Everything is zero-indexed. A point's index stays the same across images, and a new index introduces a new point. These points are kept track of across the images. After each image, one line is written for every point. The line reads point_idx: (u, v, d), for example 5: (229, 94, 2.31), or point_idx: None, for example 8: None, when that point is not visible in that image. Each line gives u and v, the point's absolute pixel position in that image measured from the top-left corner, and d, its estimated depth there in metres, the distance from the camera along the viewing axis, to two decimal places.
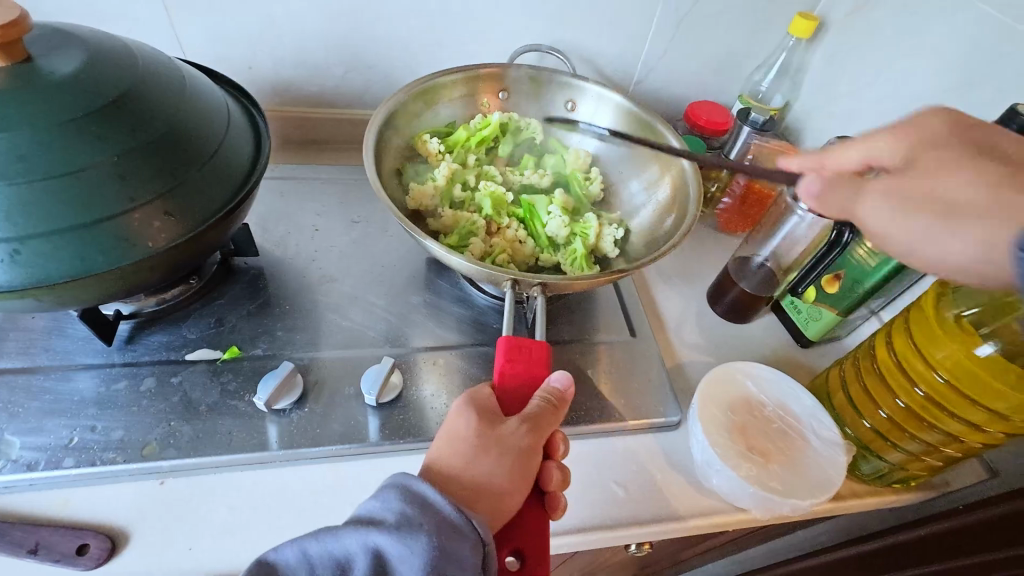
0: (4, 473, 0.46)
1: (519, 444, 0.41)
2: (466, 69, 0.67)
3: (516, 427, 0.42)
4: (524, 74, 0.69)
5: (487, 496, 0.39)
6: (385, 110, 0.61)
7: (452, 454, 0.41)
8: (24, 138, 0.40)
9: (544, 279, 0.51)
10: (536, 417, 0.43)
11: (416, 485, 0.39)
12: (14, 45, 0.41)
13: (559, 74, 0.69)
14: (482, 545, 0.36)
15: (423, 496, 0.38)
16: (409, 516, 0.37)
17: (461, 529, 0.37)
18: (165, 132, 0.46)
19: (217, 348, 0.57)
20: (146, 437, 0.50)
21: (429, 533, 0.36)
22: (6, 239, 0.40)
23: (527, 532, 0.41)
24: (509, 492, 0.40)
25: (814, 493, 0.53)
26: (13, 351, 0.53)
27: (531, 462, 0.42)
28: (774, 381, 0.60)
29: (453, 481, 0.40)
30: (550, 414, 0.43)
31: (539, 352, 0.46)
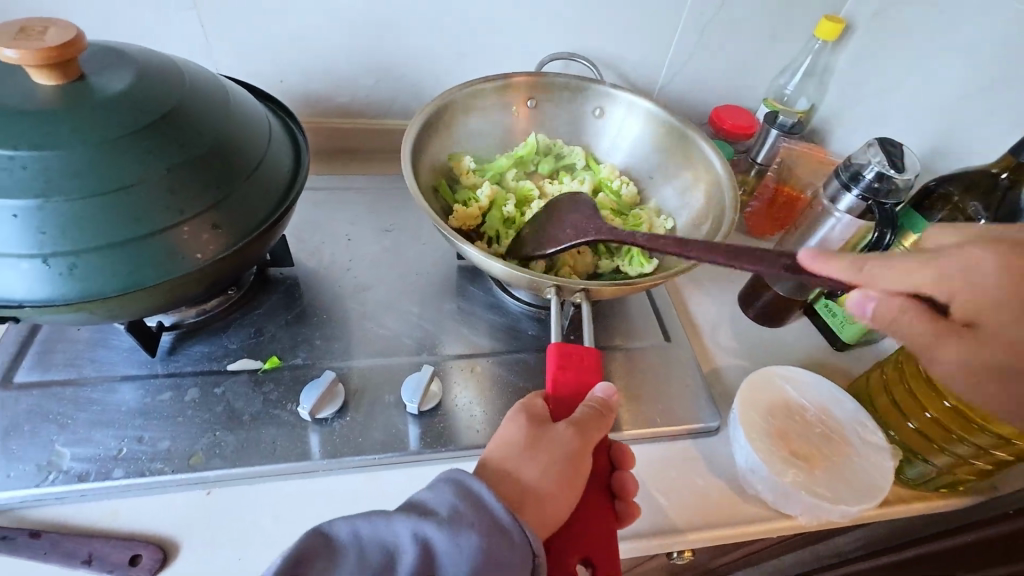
0: (55, 484, 0.47)
1: (566, 447, 0.41)
2: (497, 79, 0.67)
3: (564, 430, 0.42)
4: (553, 84, 0.70)
5: (535, 501, 0.39)
6: (420, 123, 0.62)
7: (501, 460, 0.41)
8: (81, 155, 0.41)
9: (586, 285, 0.51)
10: (583, 421, 0.42)
11: (471, 482, 0.39)
12: (70, 65, 0.42)
13: (588, 82, 0.69)
14: (530, 556, 0.36)
15: (478, 495, 0.38)
16: (462, 513, 0.37)
17: (511, 533, 0.36)
18: (213, 147, 0.47)
19: (257, 357, 0.58)
20: (192, 447, 0.50)
21: (480, 532, 0.36)
22: (64, 253, 0.41)
23: (584, 540, 0.40)
24: (557, 497, 0.39)
25: (862, 498, 0.52)
26: (60, 363, 0.54)
27: (579, 467, 0.41)
28: (817, 386, 0.60)
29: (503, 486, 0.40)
30: (597, 420, 0.43)
31: (591, 359, 0.47)
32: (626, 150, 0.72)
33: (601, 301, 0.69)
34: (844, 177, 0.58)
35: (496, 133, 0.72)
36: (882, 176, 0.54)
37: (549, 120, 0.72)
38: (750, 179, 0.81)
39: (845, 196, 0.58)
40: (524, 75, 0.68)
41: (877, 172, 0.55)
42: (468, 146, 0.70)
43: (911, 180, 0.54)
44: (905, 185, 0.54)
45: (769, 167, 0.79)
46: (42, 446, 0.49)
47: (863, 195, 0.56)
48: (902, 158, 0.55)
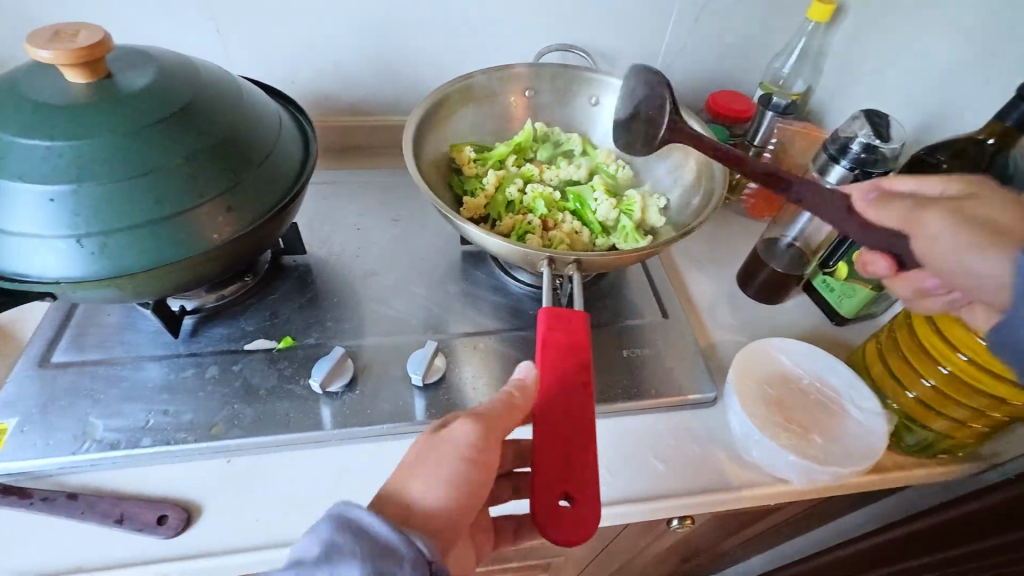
0: (89, 451, 0.50)
1: (463, 452, 0.41)
2: (489, 72, 0.70)
3: (469, 429, 0.42)
4: (544, 74, 0.72)
5: (435, 516, 0.39)
6: (419, 115, 0.64)
7: (396, 476, 0.41)
8: (108, 144, 0.45)
9: (579, 257, 0.53)
10: (489, 415, 0.42)
11: (350, 511, 0.37)
12: (97, 64, 0.46)
13: (576, 70, 0.72)
14: (425, 564, 0.36)
15: (360, 522, 0.36)
16: (346, 549, 0.35)
17: (401, 552, 0.35)
18: (226, 136, 0.50)
19: (272, 337, 0.61)
20: (213, 419, 0.54)
21: (362, 565, 0.34)
22: (94, 234, 0.44)
23: (579, 481, 0.42)
24: (456, 507, 0.40)
25: (856, 461, 0.53)
26: (93, 345, 0.58)
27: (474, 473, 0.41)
28: (812, 356, 0.61)
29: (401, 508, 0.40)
30: (503, 414, 0.43)
31: (579, 321, 0.49)
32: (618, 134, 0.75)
33: (600, 281, 0.71)
34: (832, 149, 0.59)
35: (494, 123, 0.74)
36: (868, 146, 0.56)
37: (543, 109, 0.75)
38: (747, 160, 0.81)
39: (833, 167, 0.59)
40: (521, 66, 0.71)
41: (863, 142, 0.56)
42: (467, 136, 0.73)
43: (897, 148, 0.56)
44: (892, 153, 0.56)
45: (766, 150, 0.80)
46: (78, 419, 0.53)
47: (851, 166, 0.57)
48: (888, 128, 0.57)
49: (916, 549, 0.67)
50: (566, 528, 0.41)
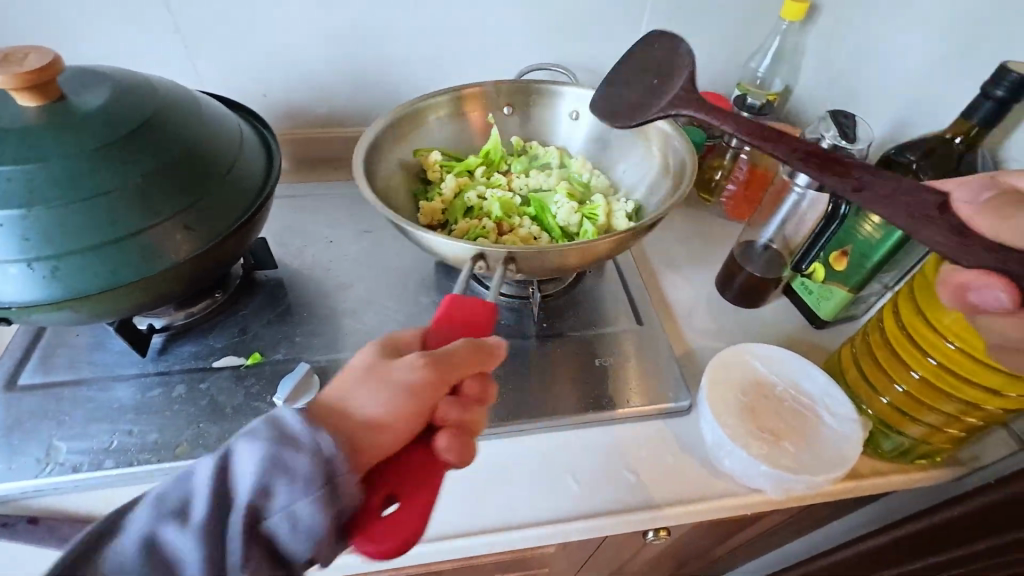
0: (52, 475, 0.50)
1: (410, 381, 0.37)
2: (443, 91, 0.70)
3: (413, 363, 0.38)
4: (504, 89, 0.72)
5: (373, 431, 0.36)
6: (374, 131, 0.63)
7: (339, 384, 0.38)
8: (60, 167, 0.44)
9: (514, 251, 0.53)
10: (441, 356, 0.38)
11: (282, 413, 0.36)
12: (48, 85, 0.46)
13: (531, 84, 0.71)
14: (323, 457, 0.34)
15: (286, 423, 0.35)
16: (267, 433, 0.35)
17: (301, 443, 0.34)
18: (183, 154, 0.50)
19: (241, 354, 0.61)
20: (178, 438, 0.53)
21: (271, 445, 0.34)
22: (48, 257, 0.44)
23: (405, 482, 0.36)
24: (384, 424, 0.36)
25: (829, 469, 0.52)
26: (60, 366, 0.58)
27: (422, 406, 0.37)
28: (786, 361, 0.60)
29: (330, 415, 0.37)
30: (464, 356, 0.39)
31: (483, 312, 0.45)
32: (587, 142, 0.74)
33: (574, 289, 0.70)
34: None
35: (456, 138, 0.73)
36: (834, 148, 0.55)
37: (507, 126, 0.74)
38: (725, 163, 0.80)
39: None
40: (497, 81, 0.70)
41: (830, 144, 0.55)
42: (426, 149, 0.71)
43: (864, 149, 0.55)
44: (861, 155, 0.55)
45: (741, 151, 0.78)
46: (42, 441, 0.52)
47: None
48: (855, 130, 0.56)
49: (902, 555, 0.66)
50: (373, 539, 0.34)
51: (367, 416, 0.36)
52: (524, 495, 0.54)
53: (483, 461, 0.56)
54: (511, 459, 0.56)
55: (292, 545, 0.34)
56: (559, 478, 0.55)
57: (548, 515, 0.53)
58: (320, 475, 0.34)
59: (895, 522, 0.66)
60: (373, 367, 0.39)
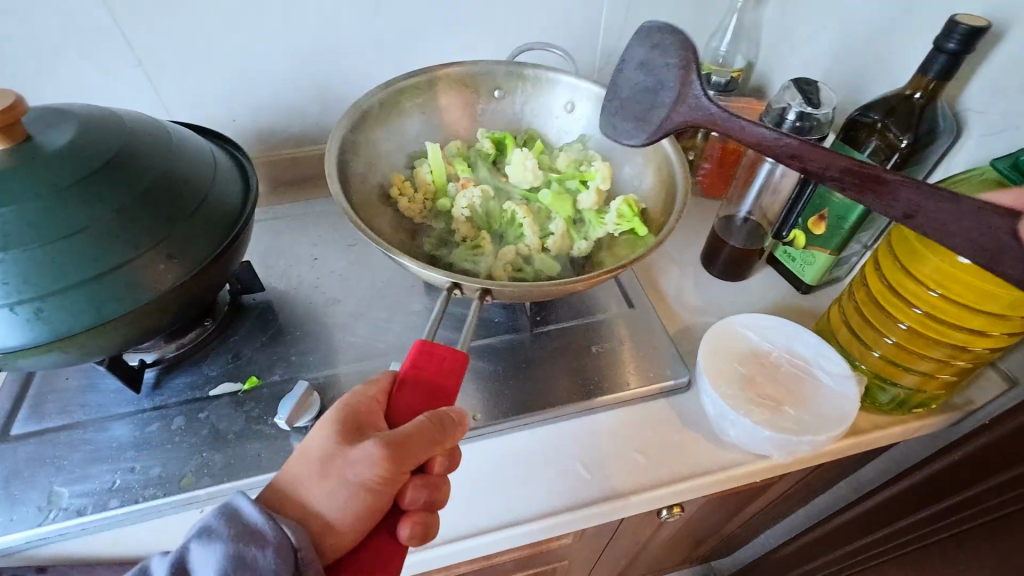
0: (57, 521, 0.49)
1: (366, 477, 0.38)
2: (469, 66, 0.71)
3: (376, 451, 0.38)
4: (506, 75, 0.72)
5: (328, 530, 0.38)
6: (355, 116, 0.64)
7: (299, 471, 0.40)
8: (33, 207, 0.44)
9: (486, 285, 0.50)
10: (417, 441, 0.39)
11: (241, 511, 0.40)
12: (13, 127, 0.45)
13: (527, 70, 0.72)
14: (287, 549, 0.37)
15: (245, 519, 0.39)
16: (236, 540, 0.38)
17: (262, 536, 0.38)
18: (158, 184, 0.50)
19: (237, 379, 0.60)
20: (182, 470, 0.53)
21: (230, 539, 0.38)
22: (29, 300, 0.44)
23: (427, 376, 0.44)
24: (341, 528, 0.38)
25: (833, 427, 0.53)
26: (53, 412, 0.57)
27: (382, 498, 0.39)
28: (777, 327, 0.61)
29: (286, 495, 0.40)
30: (428, 437, 0.40)
31: (453, 364, 0.45)
32: (579, 137, 0.74)
33: None
34: (768, 123, 0.59)
35: (437, 126, 0.74)
36: (802, 114, 0.56)
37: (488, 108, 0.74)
38: (697, 142, 0.80)
39: None
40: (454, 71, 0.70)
41: (797, 112, 0.56)
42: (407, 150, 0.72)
43: (829, 113, 0.56)
44: (825, 119, 0.56)
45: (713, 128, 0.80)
46: (42, 489, 0.51)
47: (789, 136, 0.57)
48: (817, 95, 0.57)
49: (910, 504, 0.66)
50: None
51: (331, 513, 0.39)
52: (536, 486, 0.54)
53: (491, 460, 0.56)
54: (520, 452, 0.56)
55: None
56: (568, 466, 0.55)
57: (561, 504, 0.53)
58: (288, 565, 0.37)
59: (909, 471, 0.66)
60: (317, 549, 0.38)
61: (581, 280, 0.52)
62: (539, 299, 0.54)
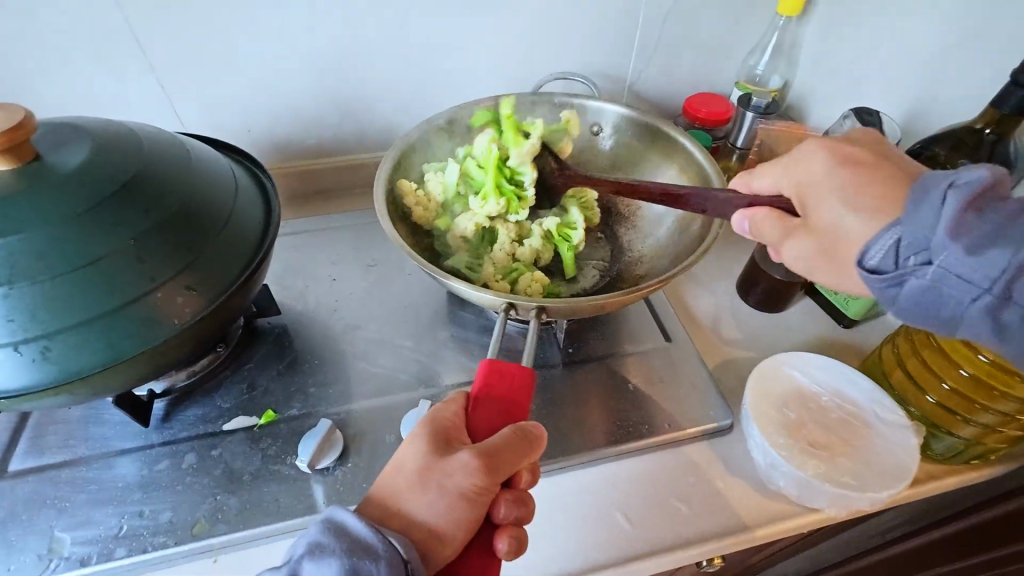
0: (58, 572, 0.45)
1: (463, 487, 0.37)
2: (503, 94, 0.66)
3: (467, 463, 0.37)
4: (531, 102, 0.67)
5: (430, 540, 0.36)
6: (395, 151, 0.60)
7: (394, 483, 0.38)
8: (43, 236, 0.40)
9: (539, 301, 0.48)
10: (504, 454, 0.38)
11: (345, 525, 0.36)
12: (22, 146, 0.42)
13: (557, 96, 0.67)
14: (399, 561, 0.35)
15: (351, 533, 0.36)
16: (346, 560, 0.34)
17: (376, 551, 0.35)
18: (178, 209, 0.46)
19: (253, 413, 0.56)
20: (194, 515, 0.49)
21: (341, 555, 0.35)
22: (36, 338, 0.40)
23: (498, 391, 0.42)
24: (442, 540, 0.36)
25: (892, 483, 0.49)
26: (54, 445, 0.53)
27: (480, 509, 0.37)
28: (828, 368, 0.58)
29: (381, 506, 0.38)
30: (514, 452, 0.38)
31: (523, 380, 0.43)
32: (608, 159, 0.69)
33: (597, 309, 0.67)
34: None
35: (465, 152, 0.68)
36: None
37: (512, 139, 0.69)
38: (733, 163, 0.80)
39: None
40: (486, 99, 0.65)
41: None
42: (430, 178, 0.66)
43: (893, 147, 0.52)
44: None
45: (750, 151, 0.78)
46: (42, 534, 0.47)
47: None
48: (880, 126, 0.54)
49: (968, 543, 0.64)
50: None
51: (428, 524, 0.37)
52: (575, 537, 0.50)
53: None
54: (557, 498, 0.53)
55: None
56: (607, 516, 0.52)
57: (602, 559, 0.49)
58: None
59: (962, 510, 0.64)
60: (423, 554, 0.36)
61: (629, 296, 0.49)
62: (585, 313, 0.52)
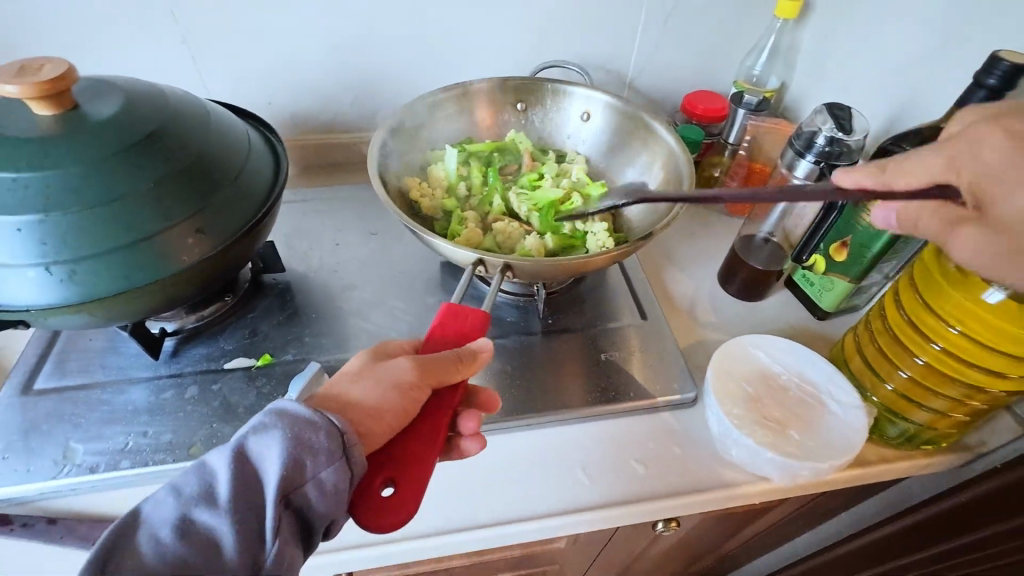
0: (70, 476, 0.51)
1: (400, 379, 0.41)
2: (495, 79, 0.69)
3: (407, 364, 0.42)
4: (524, 87, 0.70)
5: (365, 421, 0.40)
6: (391, 125, 0.63)
7: (338, 382, 0.43)
8: (76, 173, 0.46)
9: (508, 260, 0.52)
10: (441, 362, 0.43)
11: (287, 407, 0.40)
12: (64, 96, 0.48)
13: (545, 82, 0.70)
14: (337, 432, 0.38)
15: (294, 411, 0.39)
16: (289, 432, 0.38)
17: (315, 423, 0.39)
18: (194, 160, 0.51)
19: (252, 355, 0.62)
20: (191, 439, 0.54)
21: (285, 428, 0.38)
22: (65, 261, 0.46)
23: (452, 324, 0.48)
24: (376, 420, 0.40)
25: (837, 457, 0.52)
26: (75, 370, 0.59)
27: (414, 402, 0.42)
28: (790, 350, 0.60)
29: (325, 398, 0.42)
30: (453, 362, 0.43)
31: (476, 319, 0.48)
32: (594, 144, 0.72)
33: (579, 286, 0.71)
34: (797, 145, 0.58)
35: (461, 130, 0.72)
36: (832, 139, 0.55)
37: (506, 120, 0.73)
38: (724, 159, 0.82)
39: (800, 162, 0.58)
40: (481, 82, 0.69)
41: (828, 136, 0.55)
42: (425, 152, 0.69)
43: (861, 140, 0.55)
44: (856, 146, 0.55)
45: (741, 146, 0.80)
46: (58, 444, 0.53)
47: (817, 160, 0.56)
48: (851, 121, 0.57)
49: (920, 541, 0.65)
50: (386, 515, 0.40)
51: (366, 405, 0.40)
52: (534, 487, 0.54)
53: (491, 457, 0.56)
54: (523, 450, 0.57)
55: (321, 513, 0.38)
56: (568, 470, 0.56)
57: (559, 506, 0.53)
58: (345, 452, 0.38)
59: (908, 510, 0.65)
60: (358, 430, 0.40)
61: (592, 258, 0.53)
62: (561, 275, 0.55)
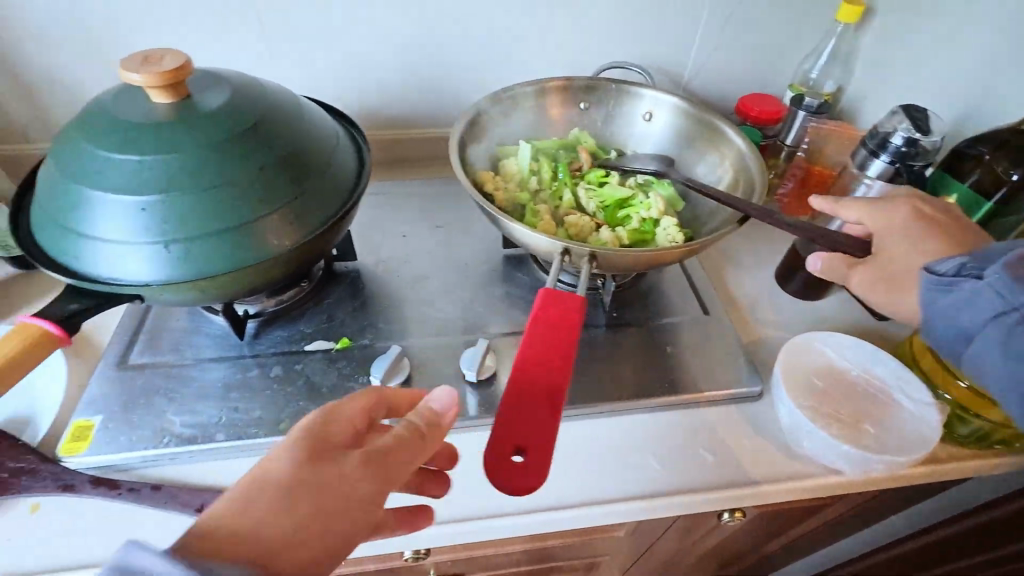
0: (170, 445, 0.53)
1: (340, 483, 0.35)
2: (568, 79, 0.71)
3: (353, 464, 0.35)
4: (595, 88, 0.72)
5: (279, 554, 0.31)
6: (469, 119, 0.66)
7: (246, 488, 0.33)
8: (192, 159, 0.49)
9: (595, 249, 0.54)
10: (379, 452, 0.36)
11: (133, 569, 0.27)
12: (178, 85, 0.51)
13: (616, 84, 0.72)
14: None
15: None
16: None
17: None
18: (292, 150, 0.54)
19: (330, 339, 0.64)
20: (280, 415, 0.56)
21: None
22: (177, 241, 0.49)
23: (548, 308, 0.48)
24: (274, 550, 0.31)
25: (912, 452, 0.53)
26: (166, 347, 0.62)
27: (361, 513, 0.35)
28: (858, 348, 0.61)
29: (206, 531, 0.31)
30: (411, 447, 0.37)
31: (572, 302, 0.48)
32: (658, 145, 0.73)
33: (641, 281, 0.73)
34: (871, 145, 0.59)
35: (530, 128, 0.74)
36: (909, 140, 0.56)
37: (574, 118, 0.75)
38: (780, 161, 0.83)
39: (872, 162, 0.59)
40: (557, 80, 0.71)
41: (905, 137, 0.57)
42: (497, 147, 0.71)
43: (938, 141, 0.56)
44: (933, 147, 0.57)
45: (799, 149, 0.82)
46: (156, 415, 0.56)
47: (892, 160, 0.58)
48: (927, 122, 0.58)
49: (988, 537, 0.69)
50: (518, 480, 0.40)
51: (219, 524, 0.31)
52: (608, 472, 0.56)
53: (565, 442, 0.58)
54: (595, 436, 0.59)
55: None
56: (640, 457, 0.57)
57: (634, 492, 0.55)
58: None
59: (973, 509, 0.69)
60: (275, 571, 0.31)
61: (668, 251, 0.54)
62: (637, 267, 0.56)
